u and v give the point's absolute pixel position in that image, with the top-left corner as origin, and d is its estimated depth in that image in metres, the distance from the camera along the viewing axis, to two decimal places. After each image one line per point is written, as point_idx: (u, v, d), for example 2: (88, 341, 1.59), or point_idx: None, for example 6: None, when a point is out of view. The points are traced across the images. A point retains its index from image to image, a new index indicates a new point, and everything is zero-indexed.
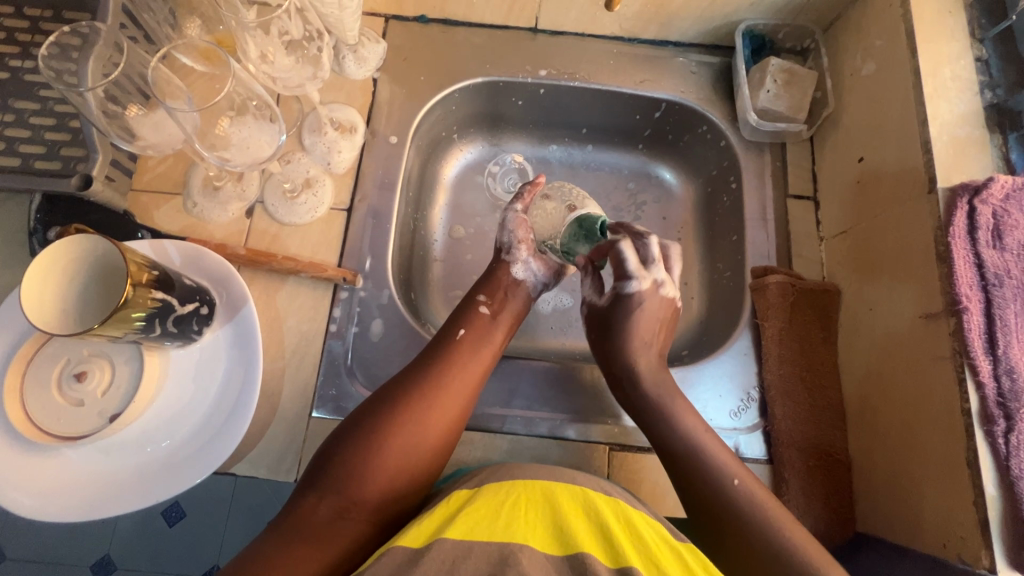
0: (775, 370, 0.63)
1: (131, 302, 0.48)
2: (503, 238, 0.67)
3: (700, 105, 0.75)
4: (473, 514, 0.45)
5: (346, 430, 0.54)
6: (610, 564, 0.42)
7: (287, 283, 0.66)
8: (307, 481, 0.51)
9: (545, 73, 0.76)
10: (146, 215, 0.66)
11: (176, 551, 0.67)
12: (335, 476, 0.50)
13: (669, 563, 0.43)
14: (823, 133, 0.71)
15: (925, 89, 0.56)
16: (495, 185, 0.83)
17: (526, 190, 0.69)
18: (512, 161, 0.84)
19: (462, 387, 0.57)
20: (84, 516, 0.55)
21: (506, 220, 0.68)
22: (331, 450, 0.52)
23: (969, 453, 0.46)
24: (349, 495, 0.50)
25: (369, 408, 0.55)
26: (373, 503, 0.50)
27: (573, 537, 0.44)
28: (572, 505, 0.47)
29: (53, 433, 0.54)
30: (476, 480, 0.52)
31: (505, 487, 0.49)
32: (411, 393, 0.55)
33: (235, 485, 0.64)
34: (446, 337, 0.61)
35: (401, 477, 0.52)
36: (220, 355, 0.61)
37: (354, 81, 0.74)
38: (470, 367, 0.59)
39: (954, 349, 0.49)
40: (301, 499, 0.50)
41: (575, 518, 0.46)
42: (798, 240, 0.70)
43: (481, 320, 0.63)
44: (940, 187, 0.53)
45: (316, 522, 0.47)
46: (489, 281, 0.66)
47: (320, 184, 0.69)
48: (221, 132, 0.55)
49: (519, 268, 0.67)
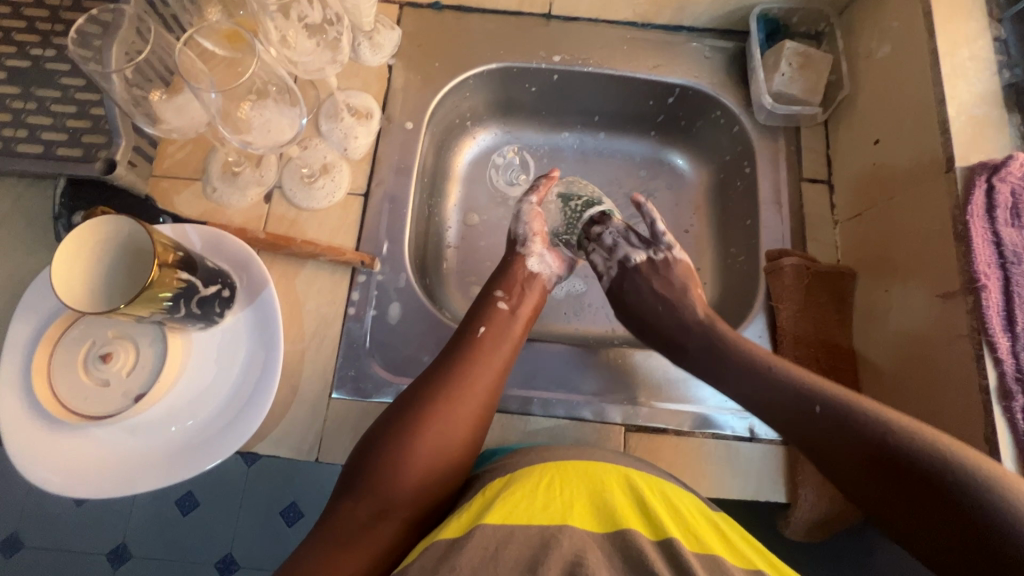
0: (790, 352, 0.63)
1: (158, 282, 0.49)
2: (518, 230, 0.70)
3: (714, 90, 0.75)
4: (512, 497, 0.49)
5: (375, 431, 0.55)
6: (651, 535, 0.48)
7: (306, 266, 0.66)
8: (342, 482, 0.53)
9: (559, 59, 0.76)
10: (166, 201, 0.67)
11: (192, 536, 0.86)
12: (367, 478, 0.52)
13: (708, 535, 0.49)
14: (838, 116, 0.71)
15: (943, 68, 0.56)
16: (496, 178, 0.83)
17: (541, 183, 0.71)
18: (512, 153, 0.84)
19: (483, 383, 0.58)
20: (113, 494, 0.56)
21: (523, 211, 0.70)
22: (361, 452, 0.54)
23: (987, 428, 0.47)
24: (385, 497, 0.51)
25: (395, 409, 0.56)
26: (406, 504, 0.51)
27: (614, 516, 0.49)
28: (607, 484, 0.51)
29: (81, 412, 0.55)
30: (511, 460, 0.55)
31: (535, 468, 0.52)
32: (434, 393, 0.56)
33: (256, 473, 0.86)
34: (466, 335, 0.62)
35: (432, 478, 0.53)
36: (241, 338, 0.62)
37: (370, 68, 0.74)
38: (491, 364, 0.60)
39: (971, 327, 0.49)
40: (338, 501, 0.51)
41: (615, 494, 0.51)
42: (813, 223, 0.70)
43: (501, 316, 0.63)
44: (957, 166, 0.53)
45: (354, 526, 0.50)
46: (506, 276, 0.67)
47: (337, 169, 0.70)
48: (243, 115, 0.56)
49: (535, 260, 0.68)
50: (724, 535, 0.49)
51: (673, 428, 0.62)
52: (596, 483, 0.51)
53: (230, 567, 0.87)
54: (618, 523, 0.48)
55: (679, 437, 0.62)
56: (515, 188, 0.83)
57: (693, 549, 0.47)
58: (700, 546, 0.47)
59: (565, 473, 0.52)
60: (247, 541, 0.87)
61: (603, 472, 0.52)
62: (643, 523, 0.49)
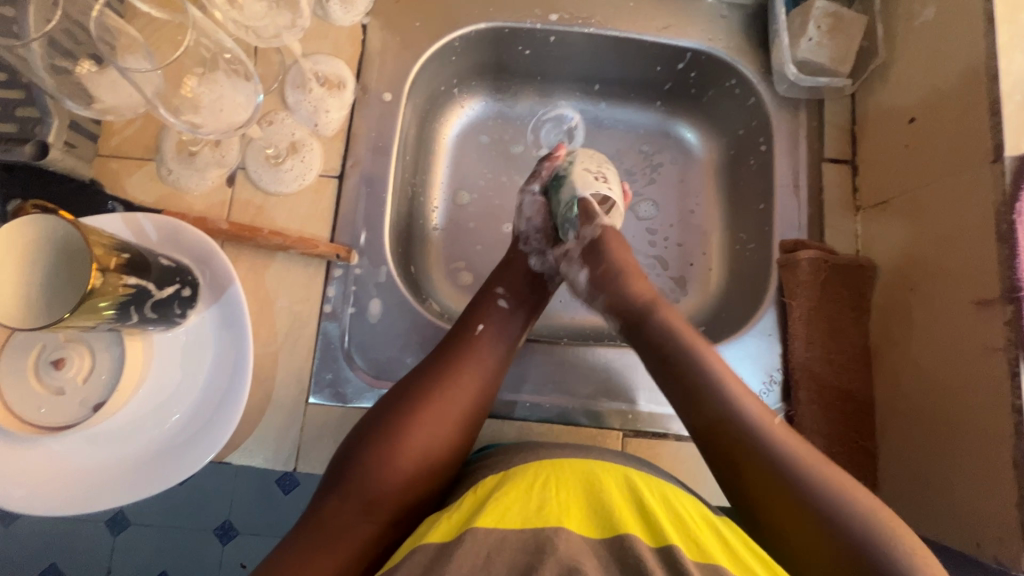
0: (801, 352, 0.59)
1: (99, 290, 0.43)
2: (521, 226, 0.65)
3: (729, 55, 0.67)
4: (503, 499, 0.43)
5: (364, 428, 0.50)
6: (651, 542, 0.41)
7: (276, 259, 0.60)
8: (327, 481, 0.49)
9: (556, 18, 0.67)
10: (115, 183, 0.59)
11: (199, 499, 0.95)
12: (352, 477, 0.47)
13: (709, 540, 0.42)
14: (867, 88, 0.64)
15: (999, 38, 0.48)
16: (539, 141, 0.76)
17: (545, 165, 0.67)
18: (569, 114, 0.76)
19: (480, 388, 0.53)
20: (76, 509, 0.52)
21: (523, 203, 0.66)
22: (347, 451, 0.49)
23: (1017, 452, 0.43)
24: (372, 498, 0.47)
25: (385, 407, 0.51)
26: (392, 506, 0.47)
27: (610, 518, 0.43)
28: (605, 485, 0.45)
29: (32, 423, 0.49)
30: (501, 458, 0.50)
31: (530, 467, 0.46)
32: (429, 391, 0.51)
33: (238, 471, 0.94)
34: (464, 331, 0.56)
35: (420, 482, 0.48)
36: (208, 338, 0.56)
37: (342, 28, 0.65)
38: (487, 365, 0.55)
39: (1007, 340, 0.45)
40: (320, 502, 0.47)
41: (612, 493, 0.44)
42: (832, 210, 0.64)
43: (499, 312, 0.58)
44: (1007, 156, 0.47)
45: (336, 527, 0.45)
46: (508, 271, 0.62)
47: (307, 148, 0.62)
48: (188, 93, 0.49)
49: (535, 258, 0.63)
50: (727, 543, 0.42)
51: (673, 432, 0.59)
52: (591, 481, 0.45)
53: (230, 533, 0.96)
54: (615, 527, 0.42)
55: (680, 443, 0.58)
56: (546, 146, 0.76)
57: (693, 557, 0.40)
58: (700, 554, 0.41)
59: (559, 472, 0.46)
60: (247, 507, 0.96)
61: (599, 470, 0.46)
62: (640, 525, 0.43)
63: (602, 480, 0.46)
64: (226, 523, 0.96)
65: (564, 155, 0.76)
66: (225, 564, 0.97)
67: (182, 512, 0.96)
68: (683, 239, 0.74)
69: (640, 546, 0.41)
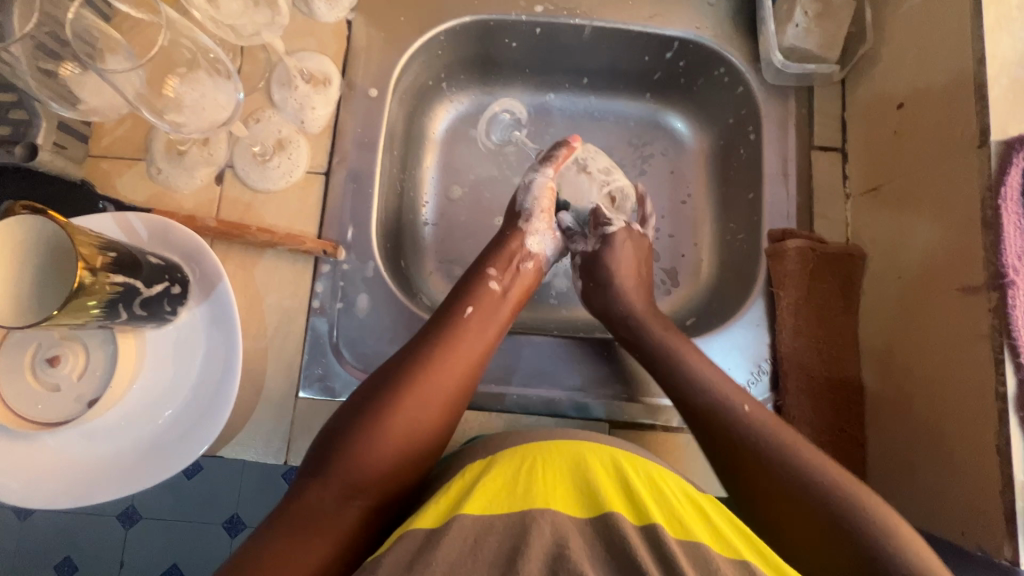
0: (790, 342, 0.59)
1: (87, 288, 0.44)
2: (524, 202, 0.64)
3: (717, 44, 0.66)
4: (491, 482, 0.43)
5: (350, 407, 0.51)
6: (634, 520, 0.41)
7: (265, 256, 0.61)
8: (308, 463, 0.49)
9: (541, 9, 0.67)
10: (107, 184, 0.60)
11: (205, 492, 0.97)
12: (338, 457, 0.48)
13: (691, 518, 0.42)
14: (857, 74, 0.63)
15: (986, 20, 0.47)
16: (489, 137, 0.75)
17: (562, 153, 0.64)
18: (502, 106, 0.76)
19: (463, 370, 0.53)
20: (71, 503, 0.53)
21: (532, 183, 0.64)
22: (333, 430, 0.50)
23: (1000, 440, 0.42)
24: (354, 480, 0.47)
25: (371, 386, 0.51)
26: (374, 489, 0.47)
27: (595, 499, 0.43)
28: (591, 465, 0.45)
29: (28, 418, 0.51)
30: (489, 445, 0.50)
31: (516, 451, 0.46)
32: (416, 372, 0.52)
33: (245, 466, 0.95)
34: (452, 312, 0.57)
35: (405, 461, 0.49)
36: (198, 335, 0.57)
37: (327, 24, 0.66)
38: (474, 347, 0.55)
39: (992, 326, 0.44)
40: (305, 482, 0.47)
41: (598, 473, 0.44)
42: (822, 198, 0.63)
43: (490, 296, 0.58)
44: (993, 140, 0.46)
45: (321, 508, 0.45)
46: (500, 251, 0.62)
47: (294, 145, 0.63)
48: (170, 93, 0.50)
49: (535, 239, 0.63)
50: (708, 519, 0.42)
51: (660, 424, 0.59)
52: (579, 461, 0.45)
53: (237, 526, 0.98)
54: (600, 507, 0.42)
55: (667, 434, 0.59)
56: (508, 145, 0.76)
57: (674, 535, 0.41)
58: (683, 534, 0.41)
59: (546, 454, 0.46)
60: (253, 500, 0.98)
61: (586, 451, 0.46)
62: (624, 502, 0.43)
63: (589, 459, 0.46)
64: (232, 516, 0.98)
65: (514, 143, 0.76)
66: (233, 555, 0.99)
67: (189, 505, 0.97)
68: (675, 230, 0.73)
69: (625, 525, 0.40)
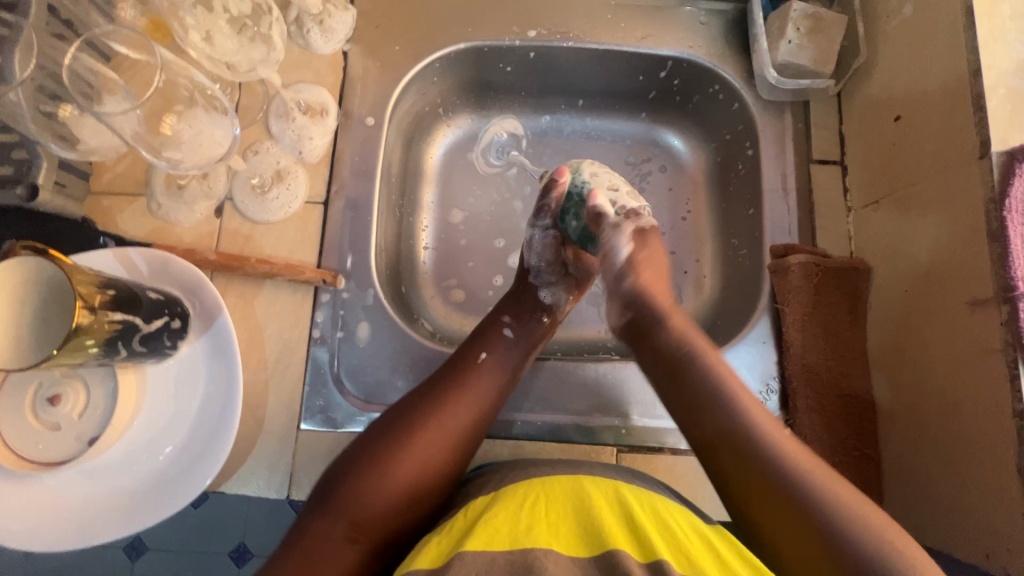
0: (797, 360, 0.57)
1: (85, 328, 0.44)
2: (530, 260, 0.64)
3: (711, 61, 0.67)
4: (493, 521, 0.42)
5: (356, 449, 0.50)
6: (639, 558, 0.40)
7: (264, 287, 0.61)
8: (311, 501, 0.48)
9: (535, 34, 0.67)
10: (108, 220, 0.61)
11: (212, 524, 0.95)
12: (343, 497, 0.46)
13: (699, 554, 0.40)
14: (852, 88, 0.63)
15: (979, 32, 0.47)
16: (486, 157, 0.76)
17: (551, 200, 0.62)
18: (501, 125, 0.76)
19: (475, 420, 0.52)
20: (71, 545, 0.52)
21: (533, 240, 0.64)
22: (335, 473, 0.48)
23: (1020, 459, 0.41)
24: (357, 521, 0.46)
25: (383, 426, 0.50)
26: (375, 533, 0.46)
27: (598, 535, 0.41)
28: (594, 501, 0.44)
29: (30, 459, 0.50)
30: (493, 478, 0.48)
31: (520, 488, 0.45)
32: (427, 418, 0.50)
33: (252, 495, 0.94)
34: (468, 357, 0.56)
35: (408, 512, 0.48)
36: (199, 369, 0.56)
37: (323, 56, 0.66)
38: (488, 395, 0.53)
39: (1004, 341, 0.43)
40: (308, 521, 0.46)
41: (601, 509, 0.43)
42: (823, 212, 0.63)
43: (505, 342, 0.57)
44: (994, 151, 0.45)
45: (321, 551, 0.44)
46: (516, 302, 0.61)
47: (292, 176, 0.63)
48: (168, 131, 0.51)
49: (545, 292, 0.63)
50: (718, 555, 0.41)
51: (669, 446, 0.58)
52: (582, 498, 0.44)
53: (245, 556, 0.96)
54: (603, 544, 0.40)
55: (676, 457, 0.57)
56: (501, 163, 0.76)
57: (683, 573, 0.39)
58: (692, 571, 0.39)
59: (551, 490, 0.44)
60: (261, 531, 0.96)
61: (587, 485, 0.45)
62: (628, 538, 0.41)
63: (592, 494, 0.44)
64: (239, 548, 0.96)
65: (514, 164, 0.76)
66: None
67: (196, 537, 0.95)
68: (675, 246, 0.73)
69: (629, 562, 0.39)
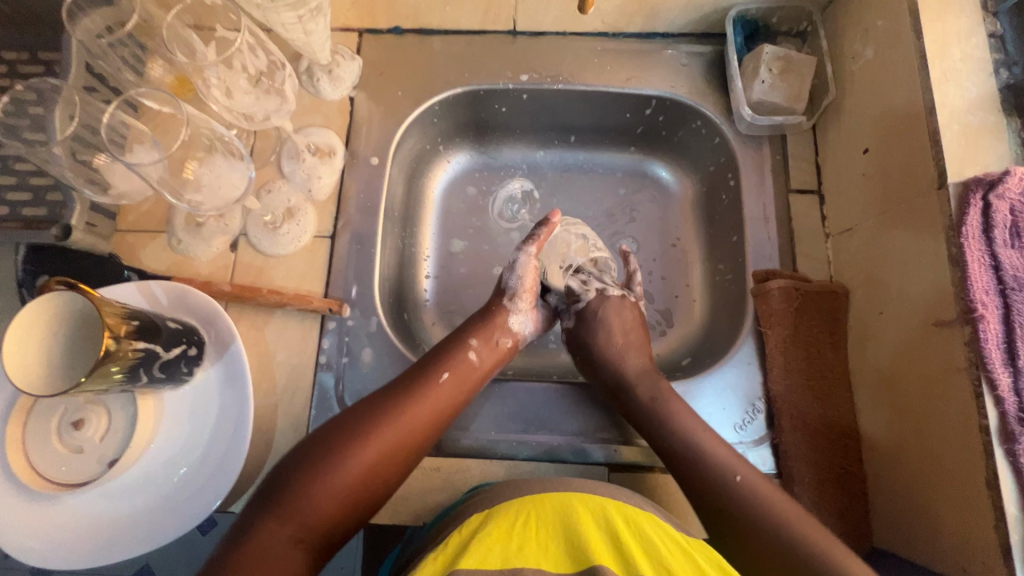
0: (780, 381, 0.60)
1: (113, 355, 0.48)
2: (508, 281, 0.65)
3: (693, 99, 0.71)
4: (484, 540, 0.43)
5: (309, 457, 0.52)
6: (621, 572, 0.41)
7: (275, 316, 0.65)
8: (259, 503, 0.50)
9: (527, 78, 0.73)
10: (132, 256, 0.65)
11: None
12: (296, 500, 0.49)
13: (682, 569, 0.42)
14: (825, 122, 0.67)
15: (932, 73, 0.51)
16: (501, 212, 0.80)
17: (541, 232, 0.66)
18: (513, 183, 0.81)
19: (427, 435, 0.56)
20: (88, 563, 0.55)
21: (516, 262, 0.65)
22: (287, 474, 0.51)
23: (989, 473, 0.43)
24: (306, 522, 0.49)
25: (340, 436, 0.53)
26: (320, 531, 0.49)
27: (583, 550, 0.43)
28: (581, 521, 0.45)
29: (55, 480, 0.54)
30: (487, 497, 0.50)
31: (511, 506, 0.47)
32: (387, 432, 0.54)
33: None
34: (430, 374, 0.58)
35: (351, 511, 0.51)
36: (212, 394, 0.60)
37: (332, 102, 0.72)
38: (443, 412, 0.57)
39: (969, 359, 0.45)
40: (259, 521, 0.48)
41: (587, 529, 0.44)
42: (803, 238, 0.66)
43: (468, 364, 0.60)
44: (950, 182, 0.48)
45: (269, 551, 0.46)
46: (484, 325, 0.64)
47: (302, 212, 0.68)
48: (190, 175, 0.56)
49: (517, 317, 0.65)
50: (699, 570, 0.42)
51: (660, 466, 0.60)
52: (568, 517, 0.45)
53: None
54: (589, 559, 0.42)
55: (667, 476, 0.60)
56: (516, 221, 0.79)
57: None
58: None
59: (539, 509, 0.46)
60: None
61: (573, 501, 0.47)
62: (610, 552, 0.43)
63: (578, 512, 0.46)
64: None
65: (523, 222, 0.79)
66: None
67: None
68: (666, 272, 0.76)
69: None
